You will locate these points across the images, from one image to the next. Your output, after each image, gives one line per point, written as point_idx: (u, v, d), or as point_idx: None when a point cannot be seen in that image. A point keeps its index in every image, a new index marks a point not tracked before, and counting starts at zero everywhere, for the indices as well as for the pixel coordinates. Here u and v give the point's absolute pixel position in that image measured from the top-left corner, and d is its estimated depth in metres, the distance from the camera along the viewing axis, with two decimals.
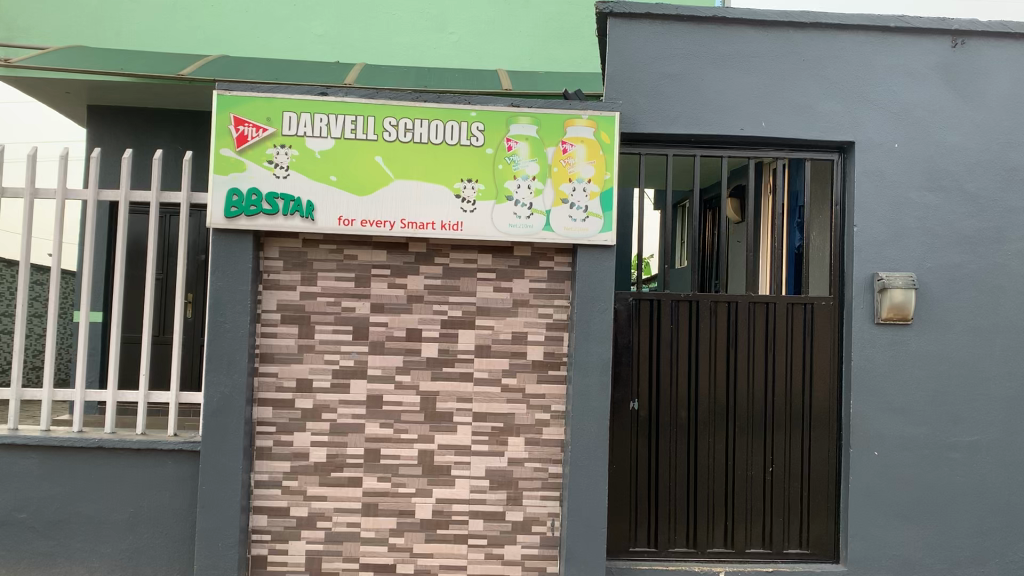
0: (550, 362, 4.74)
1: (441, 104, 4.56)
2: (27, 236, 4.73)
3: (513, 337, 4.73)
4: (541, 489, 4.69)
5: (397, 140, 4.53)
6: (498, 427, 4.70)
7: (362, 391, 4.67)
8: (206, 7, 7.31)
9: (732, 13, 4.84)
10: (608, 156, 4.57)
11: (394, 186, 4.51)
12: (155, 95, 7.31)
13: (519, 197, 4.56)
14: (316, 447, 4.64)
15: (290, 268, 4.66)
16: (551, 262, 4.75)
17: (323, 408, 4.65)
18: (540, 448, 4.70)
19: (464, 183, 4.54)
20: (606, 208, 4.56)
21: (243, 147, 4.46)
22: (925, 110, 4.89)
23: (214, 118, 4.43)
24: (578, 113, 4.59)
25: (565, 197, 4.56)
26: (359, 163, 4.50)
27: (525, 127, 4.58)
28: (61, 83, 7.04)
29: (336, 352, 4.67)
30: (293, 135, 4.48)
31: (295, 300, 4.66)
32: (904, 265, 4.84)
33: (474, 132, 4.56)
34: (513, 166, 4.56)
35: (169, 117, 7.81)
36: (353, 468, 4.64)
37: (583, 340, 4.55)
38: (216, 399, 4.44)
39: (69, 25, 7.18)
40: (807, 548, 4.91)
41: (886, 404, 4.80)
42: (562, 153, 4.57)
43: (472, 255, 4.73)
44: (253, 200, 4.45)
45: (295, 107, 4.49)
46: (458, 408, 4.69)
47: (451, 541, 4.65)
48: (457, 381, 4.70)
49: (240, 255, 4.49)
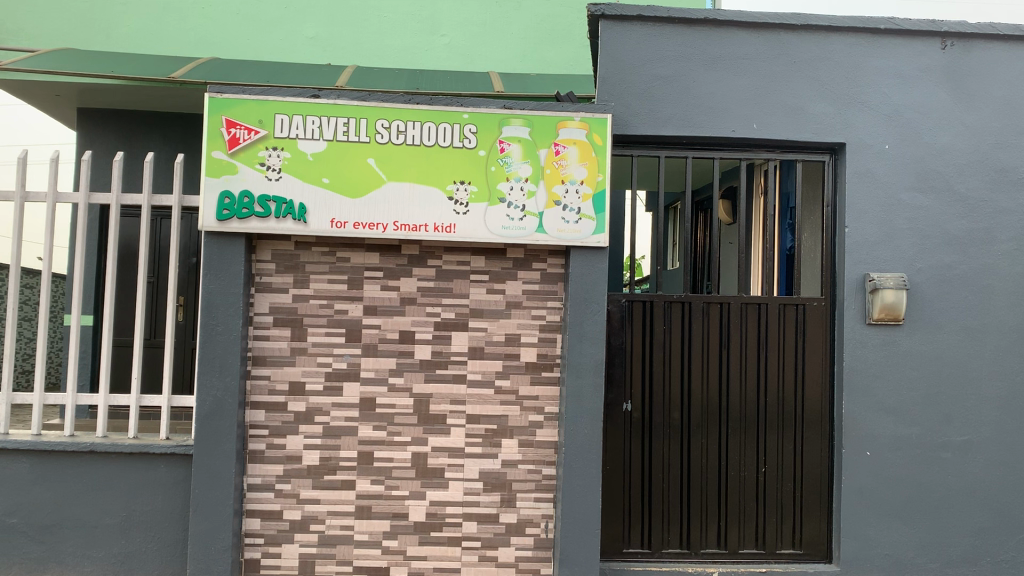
0: (543, 364, 4.74)
1: (433, 106, 4.55)
2: (18, 239, 4.71)
3: (506, 339, 4.73)
4: (535, 491, 4.69)
5: (389, 142, 4.53)
6: (492, 429, 4.70)
7: (355, 394, 4.66)
8: (197, 9, 7.29)
9: (724, 16, 4.85)
10: (601, 158, 4.58)
11: (386, 188, 4.51)
12: (146, 98, 7.29)
13: (512, 198, 4.56)
14: (310, 450, 4.62)
15: (283, 271, 4.65)
16: (544, 263, 4.75)
17: (316, 411, 4.64)
18: (534, 450, 4.70)
19: (457, 185, 4.54)
20: (599, 210, 4.57)
21: (235, 149, 4.45)
22: (915, 112, 4.91)
23: (206, 120, 4.41)
24: (570, 114, 4.59)
25: (558, 199, 4.57)
26: (351, 166, 4.50)
27: (517, 129, 4.58)
28: (51, 86, 7.01)
29: (329, 355, 4.66)
30: (285, 137, 4.48)
31: (287, 302, 4.65)
32: (894, 266, 4.86)
33: (467, 134, 4.56)
34: (506, 168, 4.56)
35: (160, 120, 7.79)
36: (346, 471, 4.63)
37: (576, 341, 4.56)
38: (208, 403, 4.42)
39: (59, 28, 7.16)
40: (800, 549, 4.92)
41: (878, 404, 4.82)
42: (555, 155, 4.58)
43: (465, 257, 4.73)
44: (245, 203, 4.44)
45: (287, 109, 4.48)
46: (452, 410, 4.69)
47: (445, 544, 4.65)
48: (450, 383, 4.70)
49: (233, 258, 4.48)
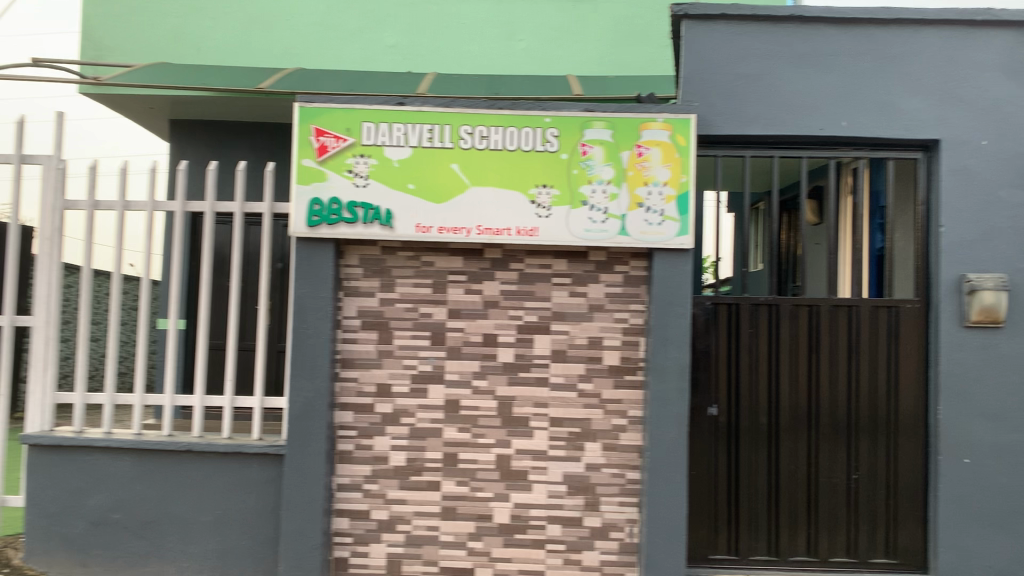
0: (627, 367, 4.71)
1: (515, 110, 4.58)
2: (119, 247, 4.92)
3: (589, 342, 4.72)
4: (619, 495, 4.67)
5: (473, 147, 4.58)
6: (576, 432, 4.69)
7: (440, 396, 4.72)
8: (282, 21, 7.51)
9: (809, 12, 4.75)
10: (685, 158, 4.54)
11: (470, 193, 4.56)
12: (235, 109, 7.54)
13: (594, 201, 4.56)
14: (396, 451, 4.70)
15: (369, 275, 4.74)
16: (626, 266, 4.73)
17: (402, 413, 4.72)
18: (617, 454, 4.68)
19: (539, 189, 4.56)
20: (683, 212, 4.52)
21: (324, 157, 4.57)
22: (1015, 106, 4.71)
23: (297, 130, 4.56)
24: (653, 116, 4.56)
25: (641, 201, 4.54)
26: (435, 171, 4.56)
27: (600, 132, 4.58)
28: (146, 99, 7.31)
29: (414, 357, 4.74)
30: (372, 145, 4.57)
31: (374, 306, 4.74)
32: (993, 266, 4.68)
33: (549, 138, 4.58)
34: (588, 171, 4.57)
35: (248, 130, 8.05)
36: (432, 472, 4.70)
37: (660, 344, 4.52)
38: (299, 403, 4.56)
39: (152, 44, 7.45)
40: (894, 558, 4.77)
41: (976, 409, 4.64)
42: (638, 157, 4.56)
43: (547, 260, 4.74)
44: (334, 210, 4.55)
45: (374, 117, 4.58)
46: (536, 413, 4.71)
47: (529, 546, 4.67)
48: (534, 386, 4.72)
49: (321, 262, 4.60)
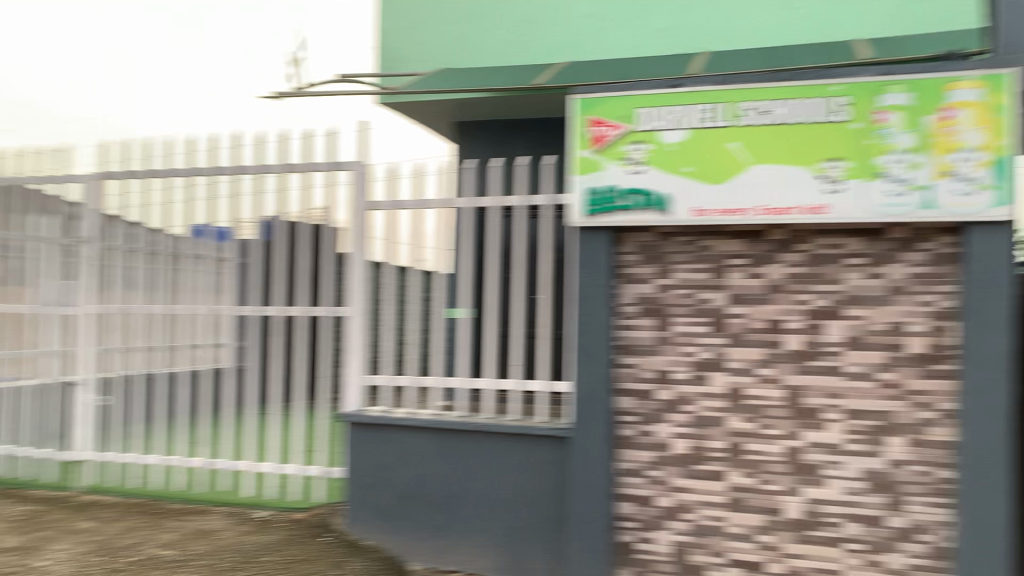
0: (935, 355, 4.25)
1: (800, 81, 4.32)
2: (413, 243, 5.30)
3: (889, 328, 4.34)
4: (928, 495, 4.25)
5: (754, 124, 4.38)
6: (876, 425, 4.34)
7: (723, 383, 4.59)
8: (553, 17, 7.67)
9: None
10: (1002, 119, 4.03)
11: (752, 172, 4.39)
12: (512, 106, 7.85)
13: (893, 173, 4.18)
14: (679, 439, 4.65)
15: (647, 261, 4.73)
16: (933, 243, 4.27)
17: (685, 400, 4.65)
18: (925, 451, 4.26)
19: (829, 163, 4.28)
20: (1001, 178, 4.02)
21: (601, 146, 4.63)
22: None
23: (575, 122, 4.66)
24: (961, 74, 4.09)
25: (949, 169, 4.10)
26: (714, 152, 4.44)
27: (897, 96, 4.19)
28: (432, 103, 7.82)
29: (695, 344, 4.65)
30: (647, 130, 4.55)
31: (653, 292, 4.71)
32: None
33: (838, 107, 4.27)
34: (884, 139, 4.20)
35: (523, 125, 8.35)
36: (716, 461, 4.58)
37: (977, 329, 4.10)
38: (584, 387, 4.73)
39: (435, 52, 7.94)
40: None
41: None
42: (944, 120, 4.11)
43: (839, 240, 4.43)
44: (613, 197, 4.61)
45: (649, 102, 4.55)
46: (829, 404, 4.41)
47: (824, 543, 4.40)
48: (826, 375, 4.43)
49: (599, 250, 4.72)
